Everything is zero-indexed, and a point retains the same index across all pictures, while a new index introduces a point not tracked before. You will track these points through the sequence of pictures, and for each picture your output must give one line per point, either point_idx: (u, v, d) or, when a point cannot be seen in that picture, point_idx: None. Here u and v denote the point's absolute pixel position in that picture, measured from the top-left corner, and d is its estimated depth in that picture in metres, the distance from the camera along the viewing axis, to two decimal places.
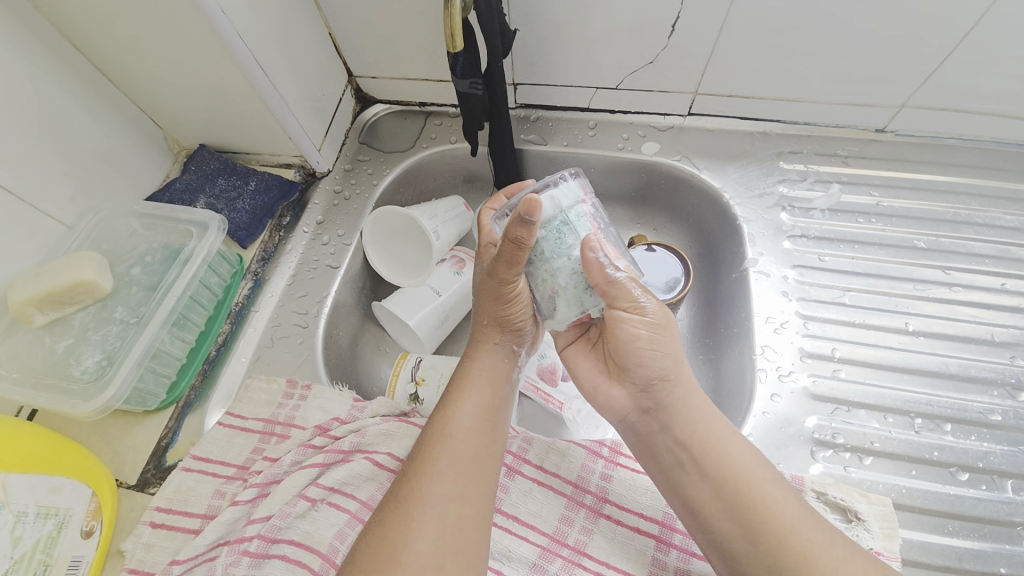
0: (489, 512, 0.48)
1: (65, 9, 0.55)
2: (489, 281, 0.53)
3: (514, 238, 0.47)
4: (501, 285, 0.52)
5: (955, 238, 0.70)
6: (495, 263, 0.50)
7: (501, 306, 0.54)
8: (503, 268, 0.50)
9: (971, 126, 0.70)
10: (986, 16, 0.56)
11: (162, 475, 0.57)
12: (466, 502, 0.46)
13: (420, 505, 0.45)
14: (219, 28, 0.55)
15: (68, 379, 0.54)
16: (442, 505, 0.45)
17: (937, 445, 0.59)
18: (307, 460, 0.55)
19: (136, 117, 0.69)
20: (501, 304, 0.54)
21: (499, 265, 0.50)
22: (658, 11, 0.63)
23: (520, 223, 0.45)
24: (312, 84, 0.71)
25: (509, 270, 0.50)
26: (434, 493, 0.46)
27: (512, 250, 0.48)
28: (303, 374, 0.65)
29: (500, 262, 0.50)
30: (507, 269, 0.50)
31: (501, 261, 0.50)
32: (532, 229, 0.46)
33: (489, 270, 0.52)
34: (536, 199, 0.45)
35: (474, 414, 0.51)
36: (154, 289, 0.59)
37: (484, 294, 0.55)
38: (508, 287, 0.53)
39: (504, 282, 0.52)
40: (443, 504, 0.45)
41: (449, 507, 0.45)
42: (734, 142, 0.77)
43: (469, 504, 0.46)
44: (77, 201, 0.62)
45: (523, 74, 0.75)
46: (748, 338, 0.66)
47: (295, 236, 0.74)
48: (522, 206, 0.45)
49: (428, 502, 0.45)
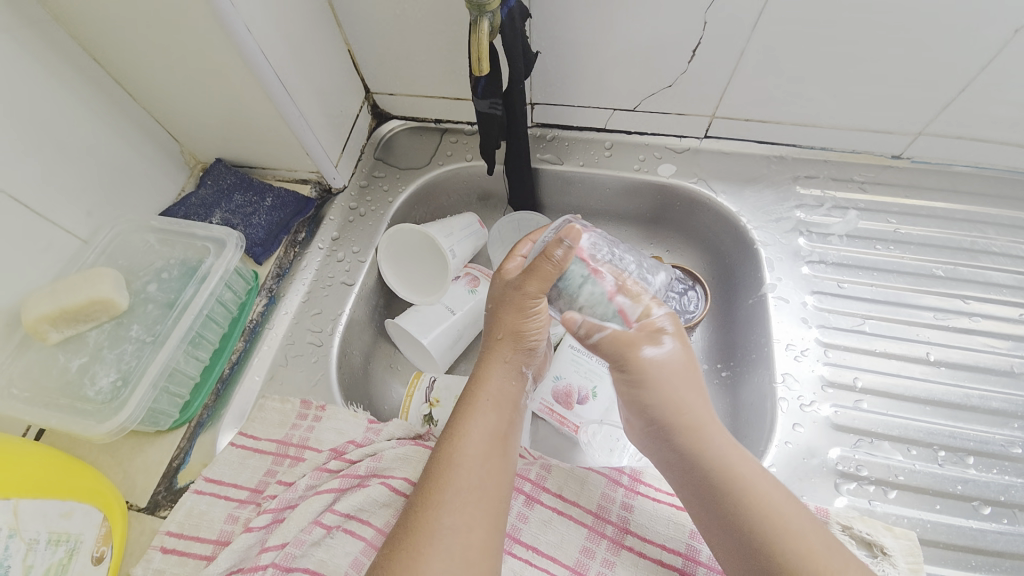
0: (500, 544, 0.47)
1: (88, 22, 0.55)
2: (513, 293, 0.54)
3: (551, 256, 0.51)
4: (524, 298, 0.53)
5: (972, 267, 0.70)
6: (525, 276, 0.53)
7: (520, 320, 0.54)
8: (533, 282, 0.52)
9: (988, 155, 0.70)
10: (1006, 49, 0.57)
11: (173, 497, 0.56)
12: (474, 533, 0.45)
13: (429, 537, 0.44)
14: (243, 46, 0.55)
15: (82, 400, 0.53)
16: (450, 538, 0.44)
17: (961, 478, 0.58)
18: (322, 485, 0.54)
19: (153, 131, 0.68)
20: (521, 318, 0.54)
21: (527, 279, 0.52)
22: (680, 36, 0.63)
23: (556, 243, 0.51)
24: (330, 100, 0.71)
25: (538, 285, 0.52)
26: (441, 525, 0.44)
27: (546, 265, 0.51)
28: (317, 394, 0.64)
29: (531, 277, 0.52)
30: (538, 284, 0.52)
31: (531, 274, 0.52)
32: (571, 250, 0.51)
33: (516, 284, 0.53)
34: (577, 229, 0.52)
35: (483, 441, 0.50)
36: (171, 306, 0.58)
37: (503, 305, 0.55)
38: (531, 301, 0.53)
39: (528, 297, 0.53)
40: (451, 536, 0.44)
41: (457, 540, 0.44)
42: (751, 166, 0.77)
43: (475, 536, 0.45)
44: (93, 215, 0.62)
45: (541, 94, 0.75)
46: (768, 364, 0.65)
47: (310, 253, 0.73)
48: (564, 232, 0.52)
49: (437, 534, 0.44)
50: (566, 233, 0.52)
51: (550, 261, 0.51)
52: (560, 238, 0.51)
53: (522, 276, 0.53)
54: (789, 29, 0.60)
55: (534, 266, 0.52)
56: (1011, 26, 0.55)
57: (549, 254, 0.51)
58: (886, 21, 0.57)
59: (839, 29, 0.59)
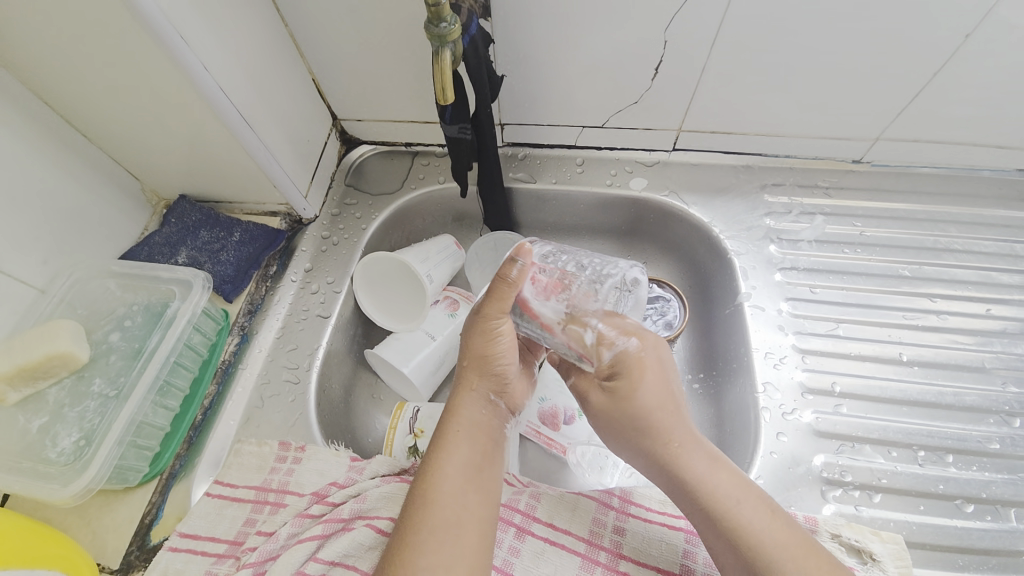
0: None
1: (36, 64, 0.53)
2: (475, 317, 0.54)
3: (506, 277, 0.52)
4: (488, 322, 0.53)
5: (937, 265, 0.72)
6: (485, 300, 0.53)
7: (487, 344, 0.53)
8: (492, 304, 0.53)
9: (943, 155, 0.72)
10: (954, 57, 0.59)
11: (147, 556, 0.53)
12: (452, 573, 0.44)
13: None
14: (201, 84, 0.54)
15: (44, 463, 0.51)
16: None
17: (941, 477, 0.59)
18: (304, 532, 0.52)
19: (112, 170, 0.66)
20: (485, 342, 0.53)
21: (488, 302, 0.53)
22: (643, 55, 0.64)
23: (511, 263, 0.52)
24: (296, 130, 0.70)
25: (498, 307, 0.52)
26: (419, 568, 0.44)
27: (503, 286, 0.52)
28: (296, 435, 0.62)
29: (490, 299, 0.53)
30: (498, 306, 0.52)
31: (490, 297, 0.53)
32: (526, 270, 0.52)
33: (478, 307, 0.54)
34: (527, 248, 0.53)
35: (459, 474, 0.49)
36: (137, 354, 0.57)
37: (469, 332, 0.54)
38: (495, 323, 0.53)
39: (491, 320, 0.53)
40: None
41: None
42: (721, 176, 0.78)
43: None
44: (49, 263, 0.59)
45: (510, 114, 0.75)
46: (750, 374, 0.66)
47: (283, 286, 0.71)
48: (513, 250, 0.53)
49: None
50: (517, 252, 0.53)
51: (506, 281, 0.52)
52: (513, 257, 0.52)
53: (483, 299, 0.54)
54: (748, 45, 0.61)
55: (492, 289, 0.53)
56: (961, 32, 0.57)
57: (505, 275, 0.52)
58: (840, 34, 0.59)
59: (796, 43, 0.60)
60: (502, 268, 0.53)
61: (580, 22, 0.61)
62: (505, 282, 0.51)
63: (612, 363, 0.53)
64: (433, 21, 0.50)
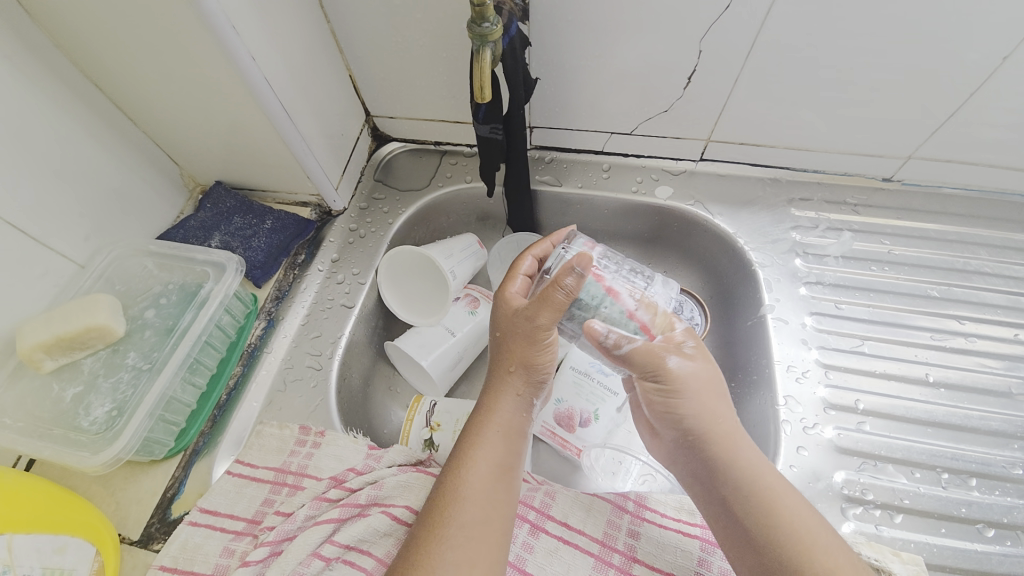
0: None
1: (93, 49, 0.55)
2: (523, 321, 0.53)
3: (562, 285, 0.50)
4: (537, 328, 0.52)
5: (966, 287, 0.71)
6: (536, 305, 0.52)
7: (533, 348, 0.53)
8: (543, 312, 0.52)
9: (976, 177, 0.71)
10: (990, 79, 0.59)
11: (167, 529, 0.55)
12: (477, 570, 0.44)
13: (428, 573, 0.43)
14: (247, 73, 0.56)
15: (76, 431, 0.52)
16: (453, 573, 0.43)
17: (964, 501, 0.59)
18: (321, 515, 0.53)
19: (153, 154, 0.68)
20: (533, 346, 0.53)
21: (539, 308, 0.52)
22: (675, 65, 0.64)
23: (568, 271, 0.50)
24: (331, 123, 0.71)
25: (550, 316, 0.51)
26: (444, 561, 0.44)
27: (558, 295, 0.51)
28: (316, 420, 0.63)
29: (540, 304, 0.52)
30: (549, 314, 0.51)
31: (542, 303, 0.51)
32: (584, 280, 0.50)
33: (527, 311, 0.53)
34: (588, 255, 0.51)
35: (489, 472, 0.49)
36: (170, 332, 0.58)
37: (514, 334, 0.54)
38: (545, 331, 0.52)
39: (540, 327, 0.52)
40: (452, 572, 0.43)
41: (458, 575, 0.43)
42: (747, 188, 0.78)
43: (478, 573, 0.44)
44: (90, 240, 0.61)
45: (539, 117, 0.76)
46: (771, 387, 0.65)
47: (309, 275, 0.72)
48: (575, 258, 0.50)
49: (437, 570, 0.43)
50: (578, 259, 0.50)
51: (561, 290, 0.50)
52: (572, 265, 0.50)
53: (534, 305, 0.52)
54: (781, 59, 0.61)
55: (545, 295, 0.51)
56: (998, 54, 0.56)
57: (561, 282, 0.51)
58: (876, 51, 0.59)
59: (831, 59, 0.60)
60: (558, 274, 0.51)
61: (616, 30, 0.61)
62: (562, 292, 0.50)
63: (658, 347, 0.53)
64: (476, 21, 0.51)
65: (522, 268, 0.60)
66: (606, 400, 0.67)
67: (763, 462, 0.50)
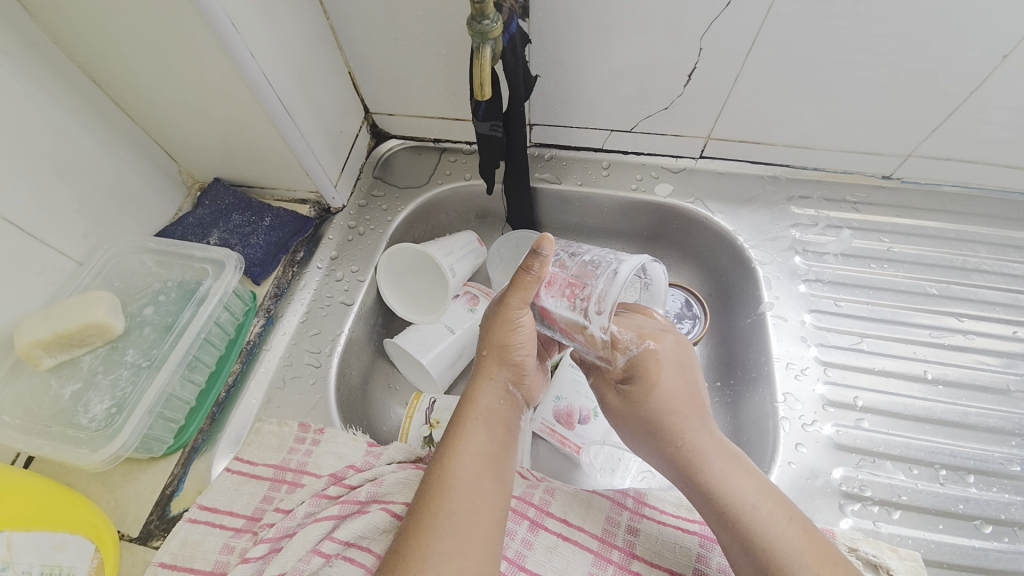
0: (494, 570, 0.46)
1: (91, 44, 0.55)
2: (497, 307, 0.53)
3: (529, 268, 0.50)
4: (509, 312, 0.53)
5: (965, 285, 0.71)
6: (506, 290, 0.52)
7: (508, 334, 0.53)
8: (515, 296, 0.52)
9: (975, 175, 0.72)
10: (992, 76, 0.59)
11: (166, 526, 0.55)
12: (467, 560, 0.44)
13: (420, 565, 0.43)
14: (247, 70, 0.55)
15: (75, 428, 0.52)
16: (442, 564, 0.43)
17: (962, 497, 0.59)
18: (321, 512, 0.53)
19: (151, 151, 0.68)
20: (507, 331, 0.53)
21: (510, 292, 0.52)
22: (676, 62, 0.64)
23: (533, 255, 0.50)
24: (330, 120, 0.71)
25: (520, 298, 0.52)
26: (434, 552, 0.44)
27: (526, 278, 0.51)
28: (315, 418, 0.63)
29: (512, 288, 0.52)
30: (520, 297, 0.52)
31: (512, 287, 0.52)
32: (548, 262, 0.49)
33: (500, 296, 0.53)
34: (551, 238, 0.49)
35: (474, 460, 0.49)
36: (169, 329, 0.58)
37: (489, 321, 0.54)
38: (516, 314, 0.52)
39: (512, 311, 0.52)
40: (441, 562, 0.43)
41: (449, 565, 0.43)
42: (747, 186, 0.78)
43: (468, 563, 0.44)
44: (88, 237, 0.61)
45: (539, 115, 0.75)
46: (770, 384, 0.66)
47: (309, 272, 0.72)
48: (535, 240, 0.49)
49: (427, 560, 0.43)
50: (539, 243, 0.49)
51: (529, 272, 0.50)
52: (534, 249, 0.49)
53: (505, 289, 0.53)
54: (782, 56, 0.61)
55: (514, 280, 0.52)
56: (999, 51, 0.56)
57: (528, 266, 0.50)
58: (877, 49, 0.59)
59: (832, 56, 0.60)
60: (525, 259, 0.51)
61: (616, 27, 0.61)
62: (529, 274, 0.50)
63: (626, 365, 0.56)
64: (476, 18, 0.51)
65: None
66: None
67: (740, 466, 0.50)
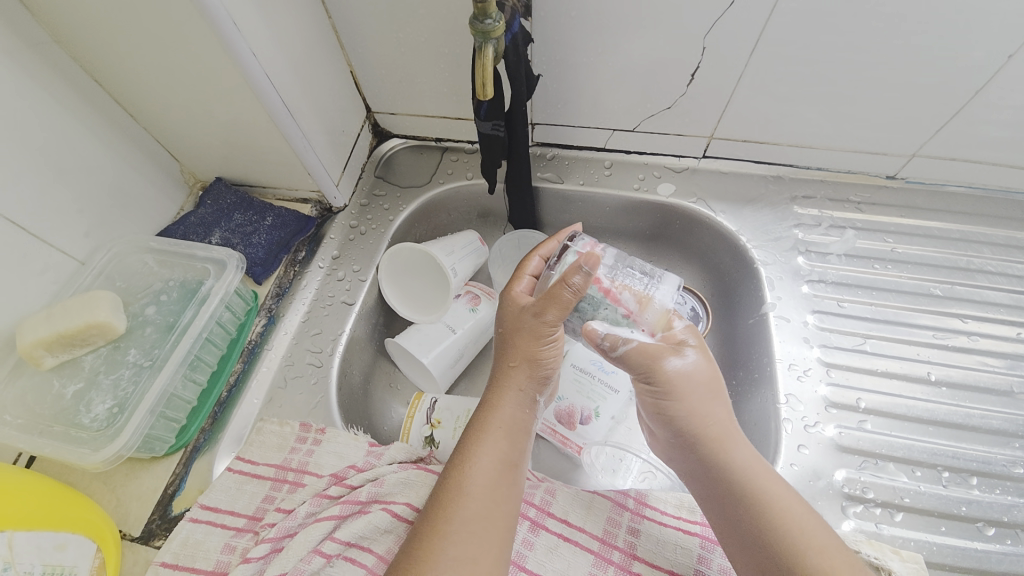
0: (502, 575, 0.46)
1: (92, 43, 0.54)
2: (531, 318, 0.55)
3: (571, 283, 0.52)
4: (542, 326, 0.54)
5: (969, 286, 0.71)
6: (544, 303, 0.54)
7: (536, 345, 0.54)
8: (552, 309, 0.54)
9: (979, 175, 0.71)
10: (995, 76, 0.58)
11: (168, 526, 0.55)
12: (478, 567, 0.44)
13: (430, 569, 0.43)
14: (248, 70, 0.55)
15: (76, 428, 0.52)
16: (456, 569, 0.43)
17: (964, 499, 0.59)
18: (322, 512, 0.53)
19: (153, 150, 0.68)
20: (536, 343, 0.55)
21: (547, 306, 0.54)
22: (678, 61, 0.64)
23: (576, 270, 0.52)
24: (331, 120, 0.71)
25: (557, 313, 0.54)
26: (446, 556, 0.44)
27: (566, 292, 0.53)
28: (317, 417, 0.63)
29: (549, 303, 0.54)
30: (556, 311, 0.54)
31: (551, 301, 0.53)
32: (591, 277, 0.52)
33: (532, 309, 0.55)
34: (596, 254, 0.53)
35: (492, 468, 0.49)
36: (170, 329, 0.58)
37: (519, 331, 0.56)
38: (549, 328, 0.54)
39: (546, 324, 0.54)
40: (453, 568, 0.43)
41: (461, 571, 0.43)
42: (750, 186, 0.77)
43: (480, 569, 0.44)
44: (90, 236, 0.61)
45: (541, 114, 0.75)
46: (772, 385, 0.65)
47: (310, 272, 0.72)
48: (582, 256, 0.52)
49: (439, 565, 0.43)
50: (584, 259, 0.52)
51: (568, 288, 0.53)
52: (580, 265, 0.52)
53: (541, 303, 0.54)
54: (784, 55, 0.61)
55: (552, 293, 0.53)
56: (1004, 51, 0.56)
57: (569, 281, 0.52)
58: (881, 48, 0.58)
59: (836, 56, 0.60)
60: (566, 272, 0.53)
61: (619, 27, 0.61)
62: (569, 290, 0.52)
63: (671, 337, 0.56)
64: (478, 17, 0.51)
65: (529, 268, 0.62)
66: (606, 398, 0.67)
67: (762, 463, 0.51)
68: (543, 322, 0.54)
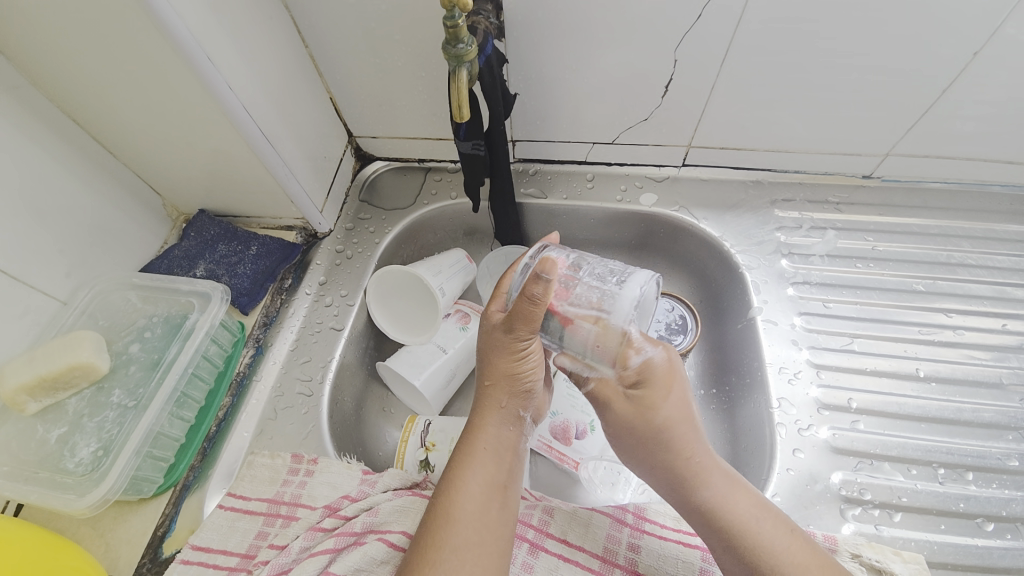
0: None
1: (68, 83, 0.55)
2: (503, 334, 0.52)
3: (532, 295, 0.48)
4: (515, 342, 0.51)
5: (951, 280, 0.72)
6: (513, 319, 0.50)
7: (513, 362, 0.52)
8: (522, 325, 0.50)
9: (954, 171, 0.72)
10: (962, 75, 0.60)
11: (158, 568, 0.54)
12: None
13: None
14: (225, 104, 0.56)
15: (61, 473, 0.51)
16: None
17: (962, 495, 0.59)
18: (316, 546, 0.52)
19: (134, 185, 0.68)
20: (512, 360, 0.52)
21: (516, 322, 0.50)
22: (653, 74, 0.65)
23: (534, 280, 0.47)
24: (313, 146, 0.71)
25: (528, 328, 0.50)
26: None
27: (531, 307, 0.48)
28: (308, 447, 0.62)
29: (518, 320, 0.50)
30: (527, 326, 0.50)
31: (520, 318, 0.49)
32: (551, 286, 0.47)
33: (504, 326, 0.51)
34: (551, 259, 0.47)
35: (481, 491, 0.49)
36: (156, 366, 0.58)
37: (493, 348, 0.53)
38: (522, 343, 0.51)
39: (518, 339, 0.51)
40: None
41: None
42: (731, 192, 0.78)
43: None
44: (72, 276, 0.61)
45: (521, 132, 0.76)
46: (764, 390, 0.65)
47: (298, 299, 0.72)
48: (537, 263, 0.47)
49: None
50: (541, 266, 0.47)
51: (533, 301, 0.48)
52: (537, 273, 0.47)
53: (509, 320, 0.51)
54: (755, 64, 0.62)
55: (518, 308, 0.49)
56: (968, 50, 0.57)
57: (530, 293, 0.48)
58: (849, 53, 0.60)
59: (806, 62, 0.61)
60: (526, 285, 0.48)
61: (592, 44, 0.62)
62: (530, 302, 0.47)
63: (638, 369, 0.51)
64: (451, 42, 0.52)
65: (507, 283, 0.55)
66: None
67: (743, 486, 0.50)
68: (518, 339, 0.51)
